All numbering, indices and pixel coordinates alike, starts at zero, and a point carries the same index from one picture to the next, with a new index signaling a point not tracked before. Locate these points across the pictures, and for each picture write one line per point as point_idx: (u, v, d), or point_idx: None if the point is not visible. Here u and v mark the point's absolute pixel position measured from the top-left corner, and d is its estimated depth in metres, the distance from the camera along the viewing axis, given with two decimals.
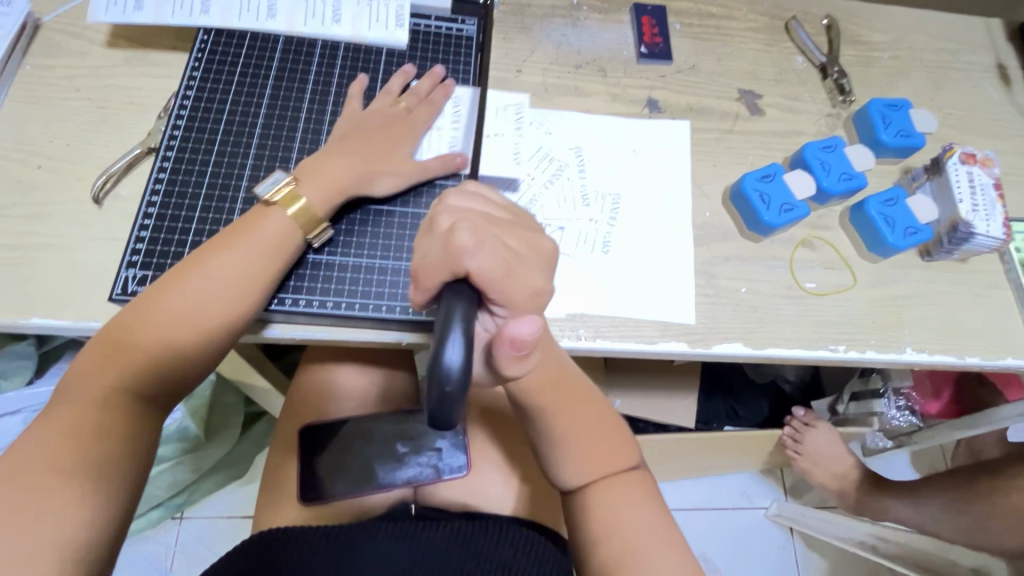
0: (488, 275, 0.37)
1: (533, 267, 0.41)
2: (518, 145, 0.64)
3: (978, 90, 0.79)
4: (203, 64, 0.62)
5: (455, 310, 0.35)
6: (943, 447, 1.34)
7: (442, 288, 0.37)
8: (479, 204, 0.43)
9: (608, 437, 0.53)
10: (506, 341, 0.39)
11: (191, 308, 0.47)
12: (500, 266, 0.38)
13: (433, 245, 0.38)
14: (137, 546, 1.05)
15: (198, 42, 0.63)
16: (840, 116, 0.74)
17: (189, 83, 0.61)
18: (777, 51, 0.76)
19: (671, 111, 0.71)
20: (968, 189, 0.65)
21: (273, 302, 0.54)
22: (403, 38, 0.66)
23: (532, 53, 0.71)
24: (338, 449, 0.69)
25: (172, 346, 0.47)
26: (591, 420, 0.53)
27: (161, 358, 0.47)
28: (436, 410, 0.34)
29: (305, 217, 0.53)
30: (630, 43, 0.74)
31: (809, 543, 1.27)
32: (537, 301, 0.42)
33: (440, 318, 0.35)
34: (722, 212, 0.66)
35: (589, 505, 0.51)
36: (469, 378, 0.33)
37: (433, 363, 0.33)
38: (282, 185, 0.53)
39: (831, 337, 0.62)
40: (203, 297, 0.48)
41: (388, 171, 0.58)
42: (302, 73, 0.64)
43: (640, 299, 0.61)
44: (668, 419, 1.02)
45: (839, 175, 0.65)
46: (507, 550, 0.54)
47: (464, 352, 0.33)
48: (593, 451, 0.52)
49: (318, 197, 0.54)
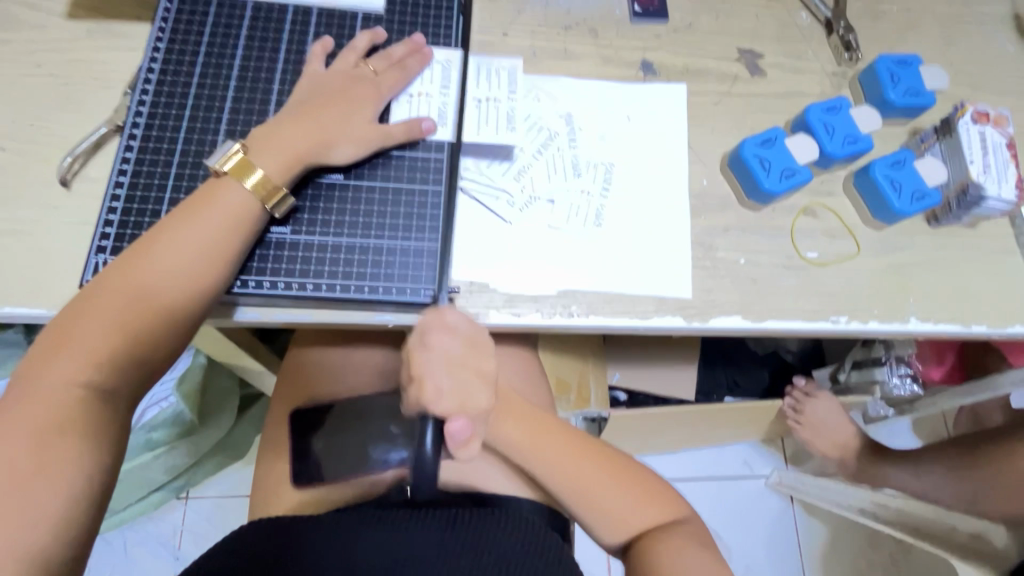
0: None
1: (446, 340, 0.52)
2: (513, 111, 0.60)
3: (992, 43, 0.75)
4: (167, 34, 0.59)
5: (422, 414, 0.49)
6: (944, 414, 1.34)
7: None
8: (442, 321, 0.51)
9: None
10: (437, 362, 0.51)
11: (157, 281, 0.47)
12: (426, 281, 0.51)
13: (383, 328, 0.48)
14: (143, 526, 1.07)
15: (161, 11, 0.60)
16: (846, 74, 0.70)
17: (152, 55, 0.58)
18: (780, 6, 0.72)
19: (666, 74, 0.67)
20: (979, 149, 0.62)
21: (236, 285, 0.53)
22: (379, 2, 0.63)
23: (519, 15, 0.67)
24: (331, 431, 0.69)
25: (137, 319, 0.46)
26: None
27: (124, 335, 0.45)
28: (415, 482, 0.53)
29: (262, 186, 0.51)
30: (622, 1, 0.70)
31: (809, 511, 1.28)
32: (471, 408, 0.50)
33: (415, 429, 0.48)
34: (719, 179, 0.63)
35: None
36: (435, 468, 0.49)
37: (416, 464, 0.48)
38: (231, 155, 0.52)
39: (833, 308, 0.60)
40: (169, 270, 0.47)
41: (348, 138, 0.55)
42: (273, 41, 0.60)
43: (633, 274, 0.59)
44: (668, 391, 1.01)
45: (844, 138, 0.62)
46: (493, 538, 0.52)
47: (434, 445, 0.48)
48: None
49: (274, 167, 0.52)
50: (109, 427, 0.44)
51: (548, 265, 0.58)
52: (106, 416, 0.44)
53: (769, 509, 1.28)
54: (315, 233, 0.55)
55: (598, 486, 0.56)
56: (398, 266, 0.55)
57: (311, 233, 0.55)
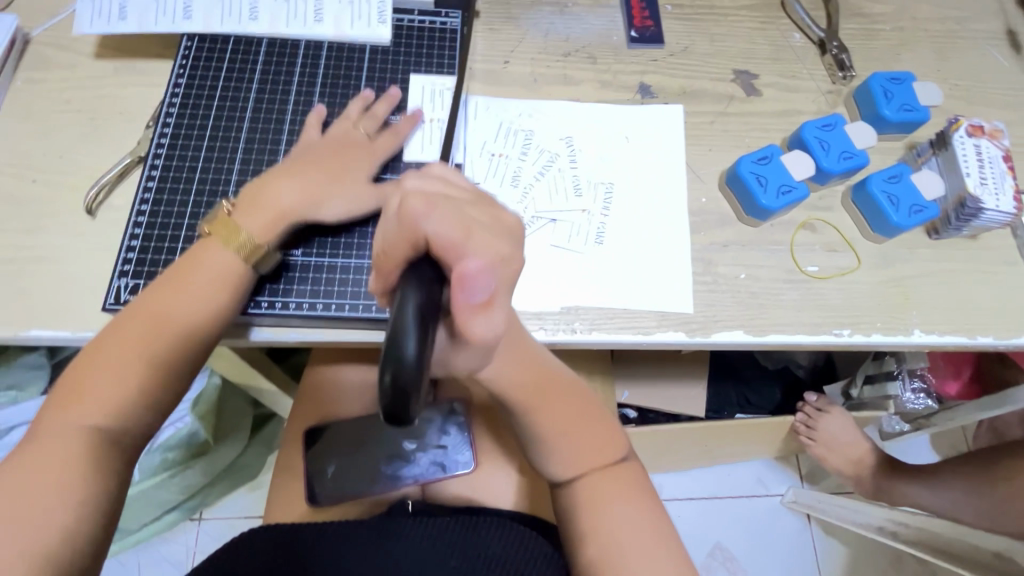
0: (444, 238, 0.34)
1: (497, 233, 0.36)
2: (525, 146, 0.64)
3: (987, 58, 0.76)
4: (188, 70, 0.62)
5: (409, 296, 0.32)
6: (964, 428, 1.31)
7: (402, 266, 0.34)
8: (439, 185, 0.39)
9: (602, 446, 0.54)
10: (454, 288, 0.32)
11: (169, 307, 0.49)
12: (456, 229, 0.34)
13: (386, 225, 0.36)
14: (156, 547, 1.08)
15: (182, 49, 0.63)
16: (840, 92, 0.71)
17: (174, 90, 0.62)
18: (774, 28, 0.74)
19: (663, 96, 0.69)
20: (975, 162, 0.63)
21: (251, 306, 0.55)
22: (385, 34, 0.65)
23: (519, 44, 0.70)
24: (344, 450, 0.70)
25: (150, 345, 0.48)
26: (591, 416, 0.54)
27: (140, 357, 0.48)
28: (394, 398, 0.30)
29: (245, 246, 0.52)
30: (619, 27, 0.72)
31: (826, 530, 1.26)
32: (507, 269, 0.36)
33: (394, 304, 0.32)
34: (718, 197, 0.65)
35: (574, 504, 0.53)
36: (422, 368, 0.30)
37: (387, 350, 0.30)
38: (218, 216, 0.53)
39: (834, 321, 0.61)
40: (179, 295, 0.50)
41: (336, 196, 0.55)
42: (286, 74, 0.63)
43: (635, 290, 0.60)
44: (676, 409, 1.02)
45: (840, 154, 0.63)
46: (496, 546, 0.54)
47: (420, 342, 0.30)
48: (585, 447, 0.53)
49: (259, 225, 0.52)
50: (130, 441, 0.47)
51: (551, 285, 0.59)
52: (127, 431, 0.47)
53: (785, 529, 1.26)
54: (324, 255, 0.57)
55: (609, 499, 0.52)
56: None
57: (320, 254, 0.57)
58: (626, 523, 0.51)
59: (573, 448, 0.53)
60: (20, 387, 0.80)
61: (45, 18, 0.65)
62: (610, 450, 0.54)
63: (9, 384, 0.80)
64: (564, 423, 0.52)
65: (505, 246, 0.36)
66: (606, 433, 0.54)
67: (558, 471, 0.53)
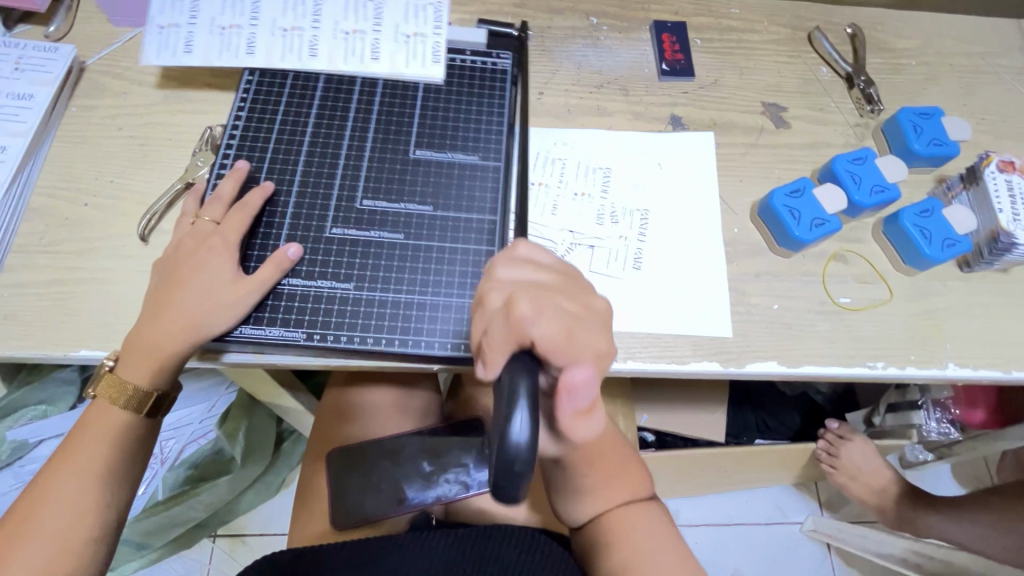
0: (549, 342, 0.38)
1: (593, 328, 0.42)
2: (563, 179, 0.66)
3: (1013, 93, 0.77)
4: (248, 105, 0.64)
5: (519, 379, 0.36)
6: (987, 459, 1.29)
7: (508, 361, 0.38)
8: (530, 272, 0.43)
9: (626, 475, 0.55)
10: (562, 394, 0.39)
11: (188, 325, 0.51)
12: (562, 332, 0.39)
13: (493, 322, 0.40)
14: (173, 565, 1.07)
15: (243, 84, 0.65)
16: (868, 125, 0.73)
17: (234, 123, 0.63)
18: (801, 62, 0.76)
19: (694, 127, 0.71)
20: (1008, 198, 0.63)
21: (302, 338, 0.54)
22: (438, 75, 0.66)
23: (554, 75, 0.72)
24: (369, 473, 0.69)
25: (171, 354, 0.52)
26: (620, 463, 0.55)
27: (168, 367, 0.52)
28: (505, 484, 0.35)
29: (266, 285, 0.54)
30: (651, 60, 0.74)
31: (847, 560, 1.24)
32: (598, 363, 0.42)
33: (504, 388, 0.36)
34: (750, 228, 0.66)
35: (601, 537, 0.54)
36: (535, 449, 0.35)
37: (502, 440, 0.34)
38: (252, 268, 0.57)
39: (868, 353, 0.61)
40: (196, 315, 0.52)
41: None
42: (342, 112, 0.65)
43: (670, 317, 0.61)
44: (699, 434, 1.01)
45: (871, 188, 0.64)
46: (511, 552, 0.54)
47: (530, 427, 0.34)
48: (612, 485, 0.54)
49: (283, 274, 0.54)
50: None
51: None
52: None
53: (805, 558, 1.23)
54: (375, 290, 0.57)
55: (633, 528, 0.53)
56: (442, 322, 0.56)
57: (372, 289, 0.57)
58: (650, 540, 0.52)
59: (603, 487, 0.54)
60: (51, 403, 0.80)
61: (99, 47, 0.68)
62: (638, 488, 0.56)
63: (40, 399, 0.81)
64: (602, 470, 0.54)
65: (597, 342, 0.42)
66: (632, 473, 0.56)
67: (585, 511, 0.54)
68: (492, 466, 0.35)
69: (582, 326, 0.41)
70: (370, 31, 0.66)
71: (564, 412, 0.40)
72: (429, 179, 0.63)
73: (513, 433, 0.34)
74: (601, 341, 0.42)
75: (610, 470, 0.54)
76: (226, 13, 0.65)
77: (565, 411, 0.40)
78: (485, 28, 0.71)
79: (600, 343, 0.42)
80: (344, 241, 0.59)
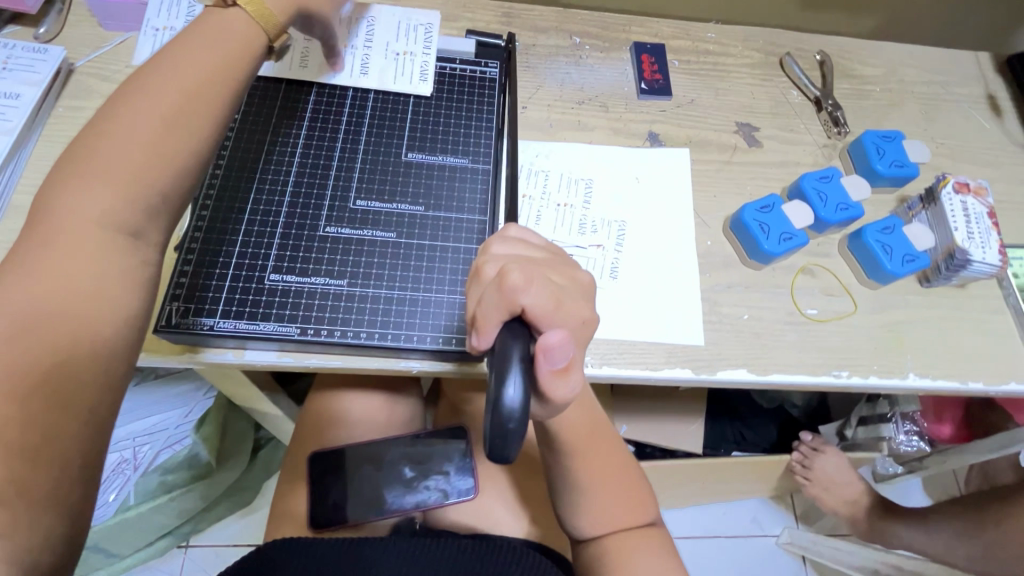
0: (540, 310, 0.40)
1: (577, 297, 0.43)
2: (547, 191, 0.68)
3: (969, 120, 0.82)
4: (242, 106, 0.65)
5: (511, 347, 0.38)
6: (955, 472, 1.33)
7: (499, 329, 0.40)
8: (520, 248, 0.45)
9: (630, 492, 0.59)
10: (540, 355, 0.38)
11: None
12: (551, 300, 0.40)
13: (486, 291, 0.41)
14: (142, 574, 1.05)
15: None
16: (836, 147, 0.76)
17: (229, 124, 0.64)
18: (773, 86, 0.80)
19: (671, 144, 0.73)
20: (963, 218, 0.67)
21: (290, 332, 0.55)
22: (426, 91, 0.69)
23: (538, 90, 0.74)
24: (349, 476, 0.70)
25: None
26: (625, 481, 0.59)
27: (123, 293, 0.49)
28: (500, 446, 0.35)
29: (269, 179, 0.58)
30: (630, 79, 0.77)
31: (821, 572, 1.25)
32: (584, 331, 0.43)
33: (497, 356, 0.38)
34: (723, 241, 0.68)
35: (601, 552, 0.57)
36: (528, 413, 0.36)
37: (495, 403, 0.35)
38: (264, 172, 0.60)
39: (834, 363, 0.63)
40: None
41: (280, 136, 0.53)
42: (336, 114, 0.66)
43: (645, 325, 0.63)
44: (675, 444, 1.03)
45: (837, 205, 0.67)
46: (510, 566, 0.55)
47: (522, 391, 0.36)
48: (615, 504, 0.57)
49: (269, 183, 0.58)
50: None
51: None
52: None
53: (780, 570, 1.25)
54: (368, 286, 0.58)
55: (635, 554, 0.56)
56: (432, 319, 0.58)
57: (365, 285, 0.58)
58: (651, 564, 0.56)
59: (609, 505, 0.57)
60: None
61: (89, 50, 0.69)
62: (642, 511, 0.59)
63: None
64: (603, 477, 0.57)
65: (582, 308, 0.43)
66: (636, 490, 0.59)
67: (588, 528, 0.58)
68: (486, 430, 0.36)
69: (569, 295, 0.42)
70: (361, 48, 0.69)
71: (546, 380, 0.39)
72: (421, 181, 0.64)
73: (506, 397, 0.35)
74: (586, 308, 0.43)
75: (613, 484, 0.58)
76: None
77: (543, 373, 0.39)
78: (473, 38, 0.73)
79: (585, 309, 0.43)
80: (338, 237, 0.60)
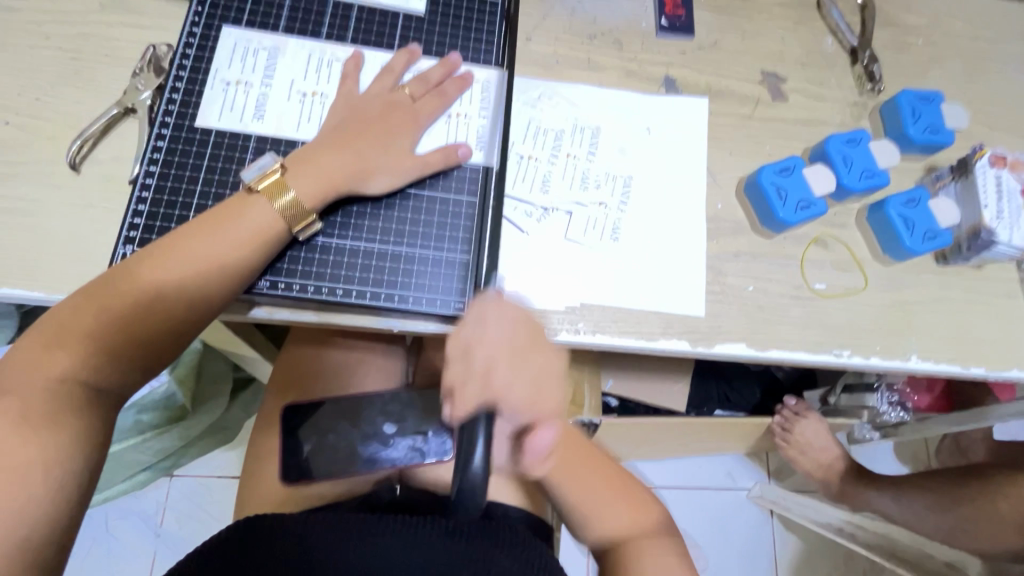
0: None
1: None
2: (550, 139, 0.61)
3: (1013, 83, 0.74)
4: (204, 20, 0.57)
5: None
6: (928, 440, 1.36)
7: None
8: None
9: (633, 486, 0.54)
10: None
11: (190, 274, 0.45)
12: None
13: None
14: (126, 501, 1.06)
15: None
16: (866, 105, 0.69)
17: (188, 40, 0.56)
18: (806, 30, 0.71)
19: (688, 91, 0.66)
20: (994, 193, 0.62)
21: (259, 285, 0.51)
22: (420, 8, 0.61)
23: (544, 20, 0.65)
24: (322, 429, 0.67)
25: (159, 306, 0.45)
26: None
27: (148, 320, 0.44)
28: None
29: (292, 210, 0.49)
30: (649, 14, 0.68)
31: (786, 525, 1.30)
32: None
33: None
34: (734, 205, 0.63)
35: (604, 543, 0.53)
36: None
37: None
38: (269, 172, 0.50)
39: (836, 341, 0.60)
40: (199, 267, 0.46)
41: (382, 170, 0.53)
42: (312, 34, 0.58)
43: (645, 292, 0.59)
44: (659, 402, 1.01)
45: (861, 172, 0.62)
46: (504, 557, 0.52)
47: None
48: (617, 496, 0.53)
49: (310, 190, 0.50)
50: (91, 426, 0.42)
51: (557, 282, 0.57)
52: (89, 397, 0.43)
53: (748, 522, 1.30)
54: (345, 238, 0.53)
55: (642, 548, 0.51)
56: (417, 276, 0.54)
57: (343, 238, 0.53)
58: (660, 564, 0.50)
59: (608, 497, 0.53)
60: None
61: None
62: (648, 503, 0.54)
63: None
64: None
65: None
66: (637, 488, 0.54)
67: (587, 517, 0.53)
68: None
69: None
70: None
71: None
72: None
73: None
74: None
75: None
76: (235, 64, 0.56)
77: None
78: None
79: None
80: None
